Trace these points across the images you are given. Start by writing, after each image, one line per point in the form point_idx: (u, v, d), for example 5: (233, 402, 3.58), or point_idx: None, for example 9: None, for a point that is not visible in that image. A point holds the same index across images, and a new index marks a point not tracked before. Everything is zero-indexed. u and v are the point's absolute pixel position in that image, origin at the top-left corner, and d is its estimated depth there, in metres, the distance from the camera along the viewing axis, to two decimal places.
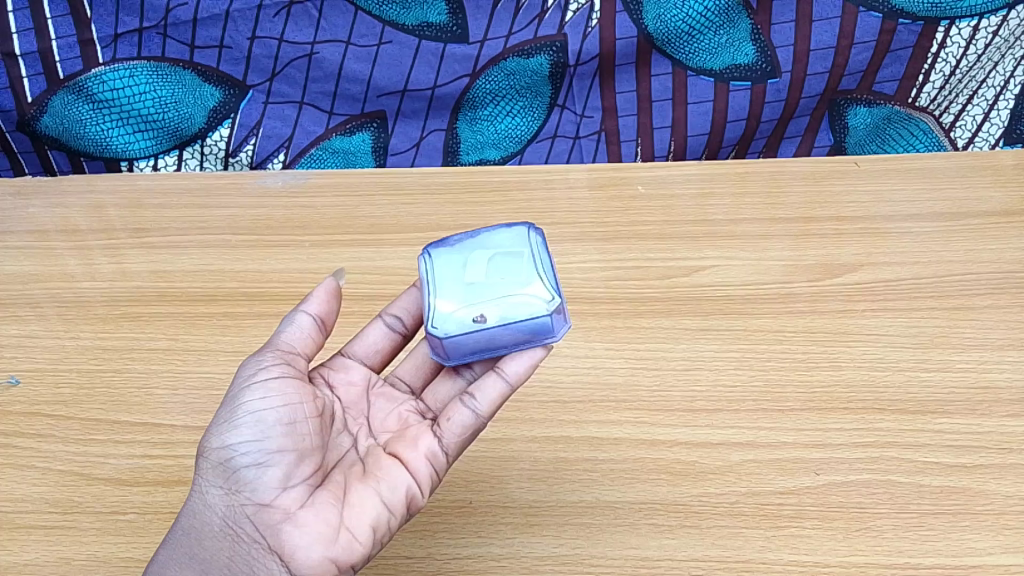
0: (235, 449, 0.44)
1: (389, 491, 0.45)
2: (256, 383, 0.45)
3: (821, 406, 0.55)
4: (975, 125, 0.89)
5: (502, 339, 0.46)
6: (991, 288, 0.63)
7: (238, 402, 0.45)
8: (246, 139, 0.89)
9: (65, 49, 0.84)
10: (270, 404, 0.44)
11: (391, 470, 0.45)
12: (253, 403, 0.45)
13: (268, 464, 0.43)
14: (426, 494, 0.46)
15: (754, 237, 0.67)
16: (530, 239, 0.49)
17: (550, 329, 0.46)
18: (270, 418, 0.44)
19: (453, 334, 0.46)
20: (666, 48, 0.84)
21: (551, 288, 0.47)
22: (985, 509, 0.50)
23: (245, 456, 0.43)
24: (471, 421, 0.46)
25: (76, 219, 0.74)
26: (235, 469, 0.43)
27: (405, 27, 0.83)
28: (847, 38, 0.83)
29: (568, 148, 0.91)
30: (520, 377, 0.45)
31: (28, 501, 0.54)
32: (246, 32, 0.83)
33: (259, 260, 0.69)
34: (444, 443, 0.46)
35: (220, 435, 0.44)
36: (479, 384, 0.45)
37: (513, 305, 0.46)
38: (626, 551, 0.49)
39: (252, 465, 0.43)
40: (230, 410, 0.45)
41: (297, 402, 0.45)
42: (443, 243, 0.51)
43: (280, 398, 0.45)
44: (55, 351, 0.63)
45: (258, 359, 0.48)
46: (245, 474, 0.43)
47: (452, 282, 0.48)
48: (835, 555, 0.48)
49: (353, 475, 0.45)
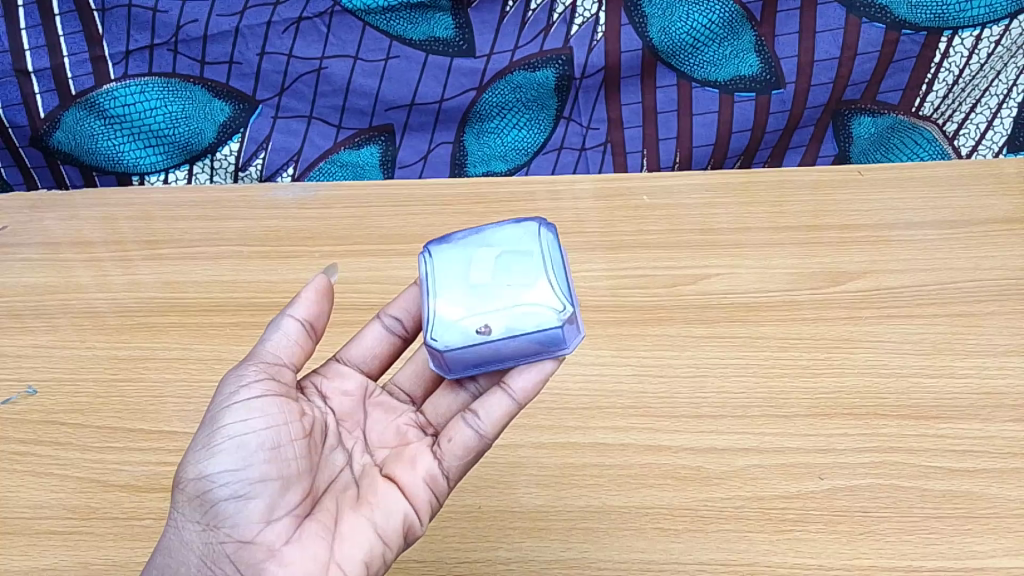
0: (215, 481, 0.43)
1: (382, 520, 0.46)
2: (236, 405, 0.45)
3: (825, 412, 0.56)
4: (979, 133, 0.90)
5: (506, 350, 0.47)
6: (993, 294, 0.64)
7: (216, 428, 0.44)
8: (255, 153, 0.91)
9: (76, 66, 0.85)
10: (252, 429, 0.44)
11: (387, 497, 0.46)
12: (233, 428, 0.44)
13: (250, 497, 0.43)
14: (422, 521, 0.47)
15: (759, 246, 0.68)
16: (538, 243, 0.49)
17: (558, 340, 0.46)
18: (251, 444, 0.43)
19: (458, 345, 0.46)
20: (670, 60, 0.86)
21: (559, 298, 0.47)
22: (988, 512, 0.51)
23: (224, 488, 0.43)
24: (473, 441, 0.46)
25: (91, 232, 0.75)
26: (213, 502, 0.43)
27: (412, 42, 0.85)
28: (849, 49, 0.84)
29: (574, 159, 0.92)
30: (527, 394, 0.46)
31: (46, 508, 0.55)
32: (255, 48, 0.84)
33: (271, 271, 0.70)
34: (445, 466, 0.47)
35: (197, 464, 0.43)
36: (483, 401, 0.46)
37: (516, 318, 0.46)
38: (631, 555, 0.50)
39: (233, 498, 0.43)
40: (208, 436, 0.44)
41: (280, 424, 0.45)
42: (449, 244, 0.51)
43: (262, 422, 0.44)
44: (71, 361, 0.65)
45: (239, 374, 0.47)
46: (225, 508, 0.43)
47: (455, 288, 0.48)
48: (839, 559, 0.49)
49: (345, 501, 0.46)
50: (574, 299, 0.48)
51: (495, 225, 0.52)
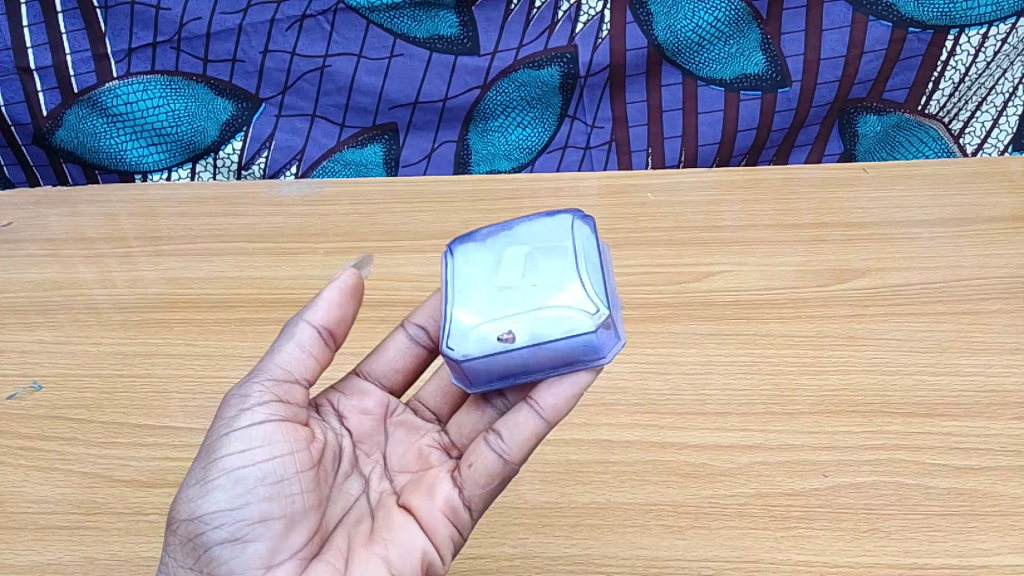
0: (210, 522, 0.42)
1: (397, 556, 0.44)
2: (234, 436, 0.44)
3: (830, 410, 0.56)
4: (983, 131, 0.90)
5: (528, 359, 0.45)
6: (1000, 292, 0.63)
7: (212, 463, 0.44)
8: (258, 151, 0.91)
9: (79, 63, 0.86)
10: (249, 463, 0.43)
11: (403, 531, 0.45)
12: (229, 463, 0.43)
13: (248, 538, 0.42)
14: (442, 553, 0.46)
15: (765, 243, 0.68)
16: (570, 242, 0.47)
17: (586, 346, 0.44)
18: (248, 482, 0.43)
19: (477, 353, 0.45)
20: (676, 58, 0.86)
21: (589, 299, 0.45)
22: (992, 510, 0.51)
23: (220, 530, 0.42)
24: (497, 465, 0.46)
25: (96, 228, 0.75)
26: (209, 544, 0.42)
27: (417, 40, 0.85)
28: (855, 47, 0.84)
29: (579, 158, 0.92)
30: (555, 412, 0.45)
31: (52, 503, 0.55)
32: (258, 46, 0.84)
33: (276, 268, 0.70)
34: (465, 494, 0.46)
35: (192, 504, 0.43)
36: (509, 422, 0.45)
37: (537, 326, 0.44)
38: (637, 552, 0.50)
39: (230, 540, 0.42)
40: (204, 471, 0.44)
41: (282, 457, 0.44)
42: (477, 241, 0.49)
43: (262, 455, 0.43)
44: (76, 357, 0.65)
45: (246, 395, 0.46)
46: (221, 551, 0.42)
47: (478, 292, 0.47)
48: (844, 556, 0.49)
49: (357, 537, 0.45)
50: (606, 300, 0.45)
51: (529, 219, 0.50)
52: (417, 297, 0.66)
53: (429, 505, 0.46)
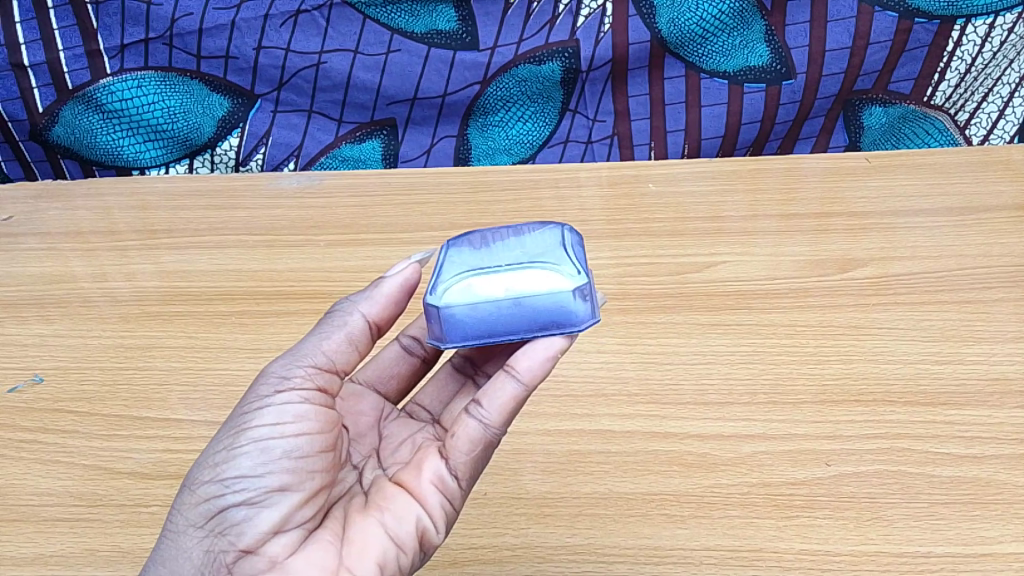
0: (228, 486, 0.40)
1: (394, 524, 0.43)
2: (268, 407, 0.42)
3: (833, 399, 0.56)
4: (990, 123, 0.93)
5: (508, 316, 0.44)
6: (1002, 281, 0.63)
7: (240, 429, 0.41)
8: (255, 147, 0.95)
9: (71, 60, 0.90)
10: (281, 435, 0.41)
11: (396, 501, 0.44)
12: (261, 432, 0.41)
13: (264, 505, 0.40)
14: (439, 527, 0.44)
15: (768, 234, 0.68)
16: (559, 232, 0.48)
17: (565, 309, 0.43)
18: (277, 451, 0.41)
19: (456, 304, 0.44)
20: (678, 51, 0.89)
21: (571, 268, 0.44)
22: (996, 499, 0.50)
23: (238, 493, 0.40)
24: (479, 433, 0.43)
25: (100, 224, 0.76)
26: (223, 506, 0.40)
27: (413, 35, 0.89)
28: (861, 38, 0.87)
29: (581, 152, 0.96)
30: (534, 374, 0.42)
31: (54, 495, 0.54)
32: (252, 43, 0.88)
33: (275, 259, 0.70)
34: (453, 465, 0.44)
35: (213, 467, 0.40)
36: (487, 389, 0.43)
37: (521, 281, 0.44)
38: (638, 541, 0.49)
39: (246, 505, 0.40)
40: (229, 436, 0.41)
41: (310, 435, 0.42)
42: (472, 235, 0.51)
43: (293, 429, 0.41)
44: (78, 350, 0.64)
45: (285, 371, 0.44)
46: (234, 514, 0.40)
47: (466, 262, 0.47)
48: (846, 544, 0.48)
49: (353, 507, 0.44)
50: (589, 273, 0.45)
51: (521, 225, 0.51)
52: None
53: (423, 471, 0.44)
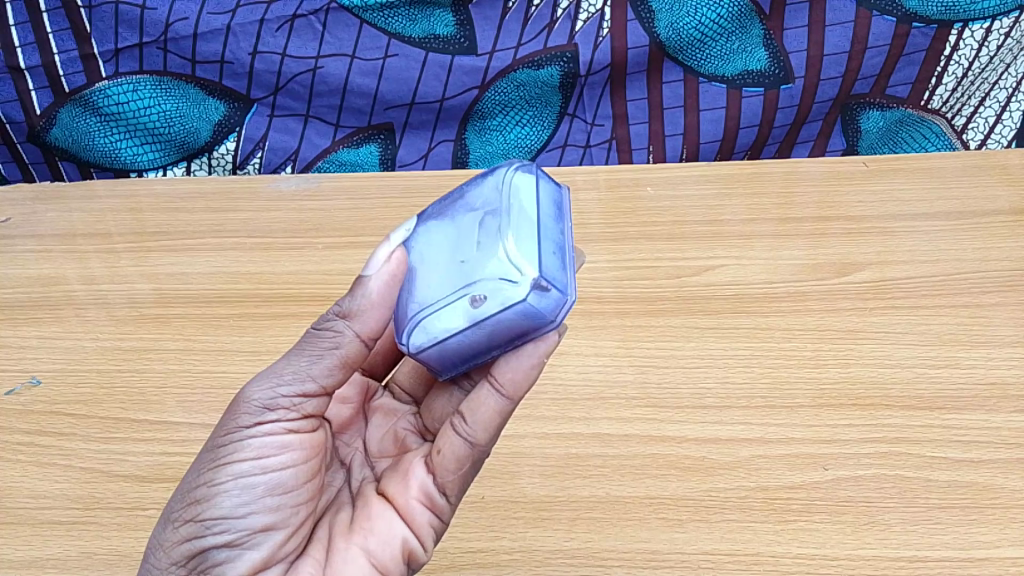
0: (209, 527, 0.40)
1: (377, 547, 0.43)
2: (249, 441, 0.41)
3: (830, 403, 0.56)
4: (987, 127, 0.93)
5: (475, 339, 0.43)
6: (998, 286, 0.63)
7: (218, 466, 0.40)
8: (252, 152, 0.96)
9: (67, 63, 0.90)
10: (261, 471, 0.41)
11: (382, 521, 0.44)
12: (242, 469, 0.40)
13: (247, 544, 0.40)
14: (424, 543, 0.45)
15: (766, 238, 0.68)
16: (501, 207, 0.44)
17: (524, 313, 0.41)
18: (258, 488, 0.40)
19: (426, 344, 0.43)
20: (677, 55, 0.90)
21: (513, 263, 0.41)
22: (993, 503, 0.50)
23: (220, 534, 0.40)
24: (464, 450, 0.44)
25: (96, 226, 0.76)
26: (205, 546, 0.40)
27: (411, 40, 0.89)
28: (859, 43, 0.88)
29: (579, 156, 0.96)
30: (517, 388, 0.43)
31: (50, 498, 0.55)
32: (247, 48, 0.89)
33: (274, 262, 0.70)
34: (440, 482, 0.45)
35: (193, 506, 0.40)
36: (471, 405, 0.43)
37: (472, 302, 0.42)
38: (635, 545, 0.49)
39: (228, 545, 0.40)
40: (209, 473, 0.41)
41: (291, 466, 0.42)
42: (424, 218, 0.48)
43: (276, 462, 0.41)
44: (75, 352, 0.64)
45: (266, 397, 0.41)
46: (216, 554, 0.40)
47: (422, 277, 0.45)
48: (843, 549, 0.48)
49: (337, 527, 0.44)
50: (538, 257, 0.41)
51: (473, 189, 0.47)
52: None
53: (409, 488, 0.45)
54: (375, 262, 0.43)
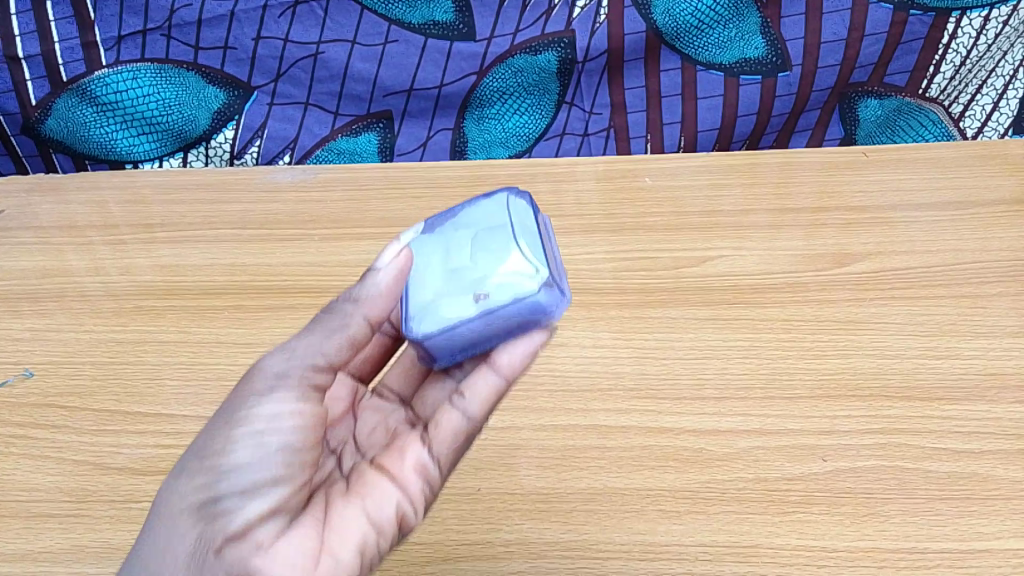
0: (222, 471, 0.39)
1: (376, 508, 0.42)
2: (270, 394, 0.41)
3: (830, 394, 0.55)
4: (984, 114, 0.93)
5: (481, 332, 0.43)
6: (998, 277, 0.63)
7: (237, 416, 0.40)
8: (251, 141, 0.95)
9: (67, 52, 0.90)
10: (279, 420, 0.40)
11: (379, 486, 0.43)
12: (262, 416, 0.40)
13: (258, 491, 0.39)
14: (418, 511, 0.44)
15: (763, 228, 0.68)
16: (510, 217, 0.45)
17: (532, 309, 0.42)
18: (274, 436, 0.40)
19: (434, 333, 0.43)
20: (675, 42, 0.89)
21: (526, 260, 0.42)
22: (992, 494, 0.49)
23: (233, 481, 0.39)
24: (462, 424, 0.44)
25: (89, 218, 0.75)
26: (217, 493, 0.39)
27: (411, 26, 0.88)
28: (857, 30, 0.87)
29: (577, 145, 0.96)
30: (512, 369, 0.43)
31: (44, 491, 0.54)
32: (251, 33, 0.88)
33: (269, 254, 0.69)
34: (436, 452, 0.45)
35: (210, 455, 0.40)
36: (468, 381, 0.44)
37: (484, 292, 0.42)
38: (633, 537, 0.49)
39: (238, 492, 0.39)
40: (227, 422, 0.40)
41: (307, 421, 0.41)
42: (430, 229, 0.49)
43: (291, 415, 0.41)
44: (69, 345, 0.64)
45: (283, 363, 0.42)
46: (226, 501, 0.39)
47: (432, 272, 0.45)
48: (842, 541, 0.48)
49: (336, 492, 0.43)
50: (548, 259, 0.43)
51: (475, 204, 0.48)
52: None
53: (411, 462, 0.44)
54: (386, 257, 0.45)
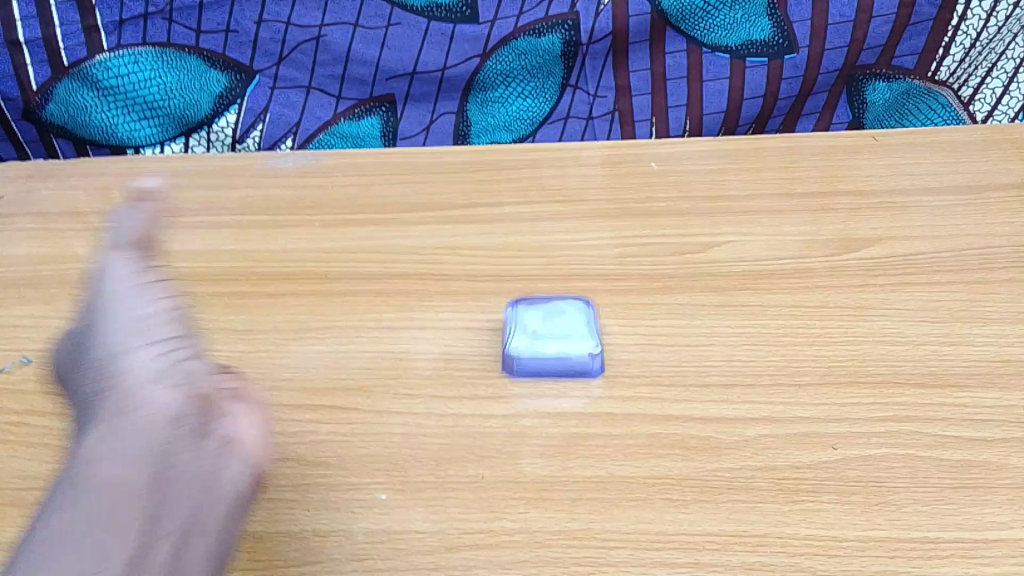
0: (137, 369, 0.50)
1: (250, 421, 0.50)
2: (148, 313, 0.54)
3: (839, 381, 0.54)
4: (995, 98, 0.93)
5: None
6: (1009, 262, 0.62)
7: (128, 333, 0.52)
8: (252, 125, 0.94)
9: (68, 35, 0.89)
10: (154, 343, 0.52)
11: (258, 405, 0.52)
12: (143, 338, 0.52)
13: (154, 383, 0.50)
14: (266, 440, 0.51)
15: (770, 213, 0.67)
16: None
17: None
18: (176, 352, 0.52)
19: None
20: (680, 24, 0.90)
21: None
22: (1005, 483, 0.48)
23: (145, 370, 0.50)
24: None
25: (89, 205, 0.75)
26: (137, 382, 0.49)
27: (415, 9, 0.88)
28: (864, 11, 0.89)
29: (581, 128, 0.96)
30: None
31: (45, 480, 0.53)
32: (253, 16, 0.89)
33: (272, 240, 0.69)
34: None
35: (130, 358, 0.51)
36: None
37: None
38: (639, 527, 0.47)
39: (140, 384, 0.49)
40: (130, 339, 0.52)
41: (189, 345, 0.53)
42: None
43: (179, 346, 0.52)
44: (68, 332, 0.63)
45: (148, 305, 0.54)
46: (137, 390, 0.49)
47: None
48: (853, 530, 0.46)
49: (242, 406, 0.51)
50: None
51: None
52: (414, 270, 0.65)
53: (256, 400, 0.52)
54: None
